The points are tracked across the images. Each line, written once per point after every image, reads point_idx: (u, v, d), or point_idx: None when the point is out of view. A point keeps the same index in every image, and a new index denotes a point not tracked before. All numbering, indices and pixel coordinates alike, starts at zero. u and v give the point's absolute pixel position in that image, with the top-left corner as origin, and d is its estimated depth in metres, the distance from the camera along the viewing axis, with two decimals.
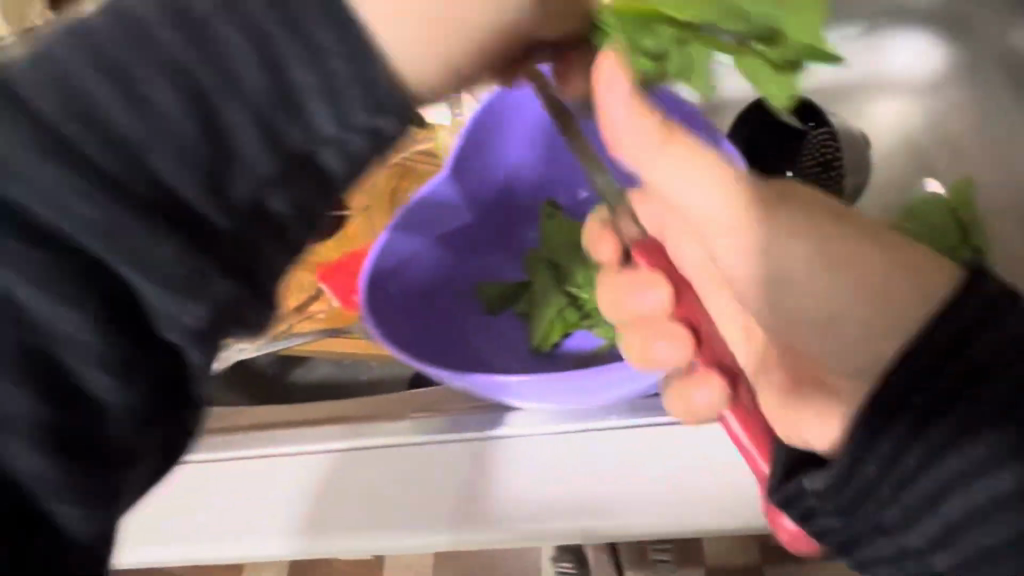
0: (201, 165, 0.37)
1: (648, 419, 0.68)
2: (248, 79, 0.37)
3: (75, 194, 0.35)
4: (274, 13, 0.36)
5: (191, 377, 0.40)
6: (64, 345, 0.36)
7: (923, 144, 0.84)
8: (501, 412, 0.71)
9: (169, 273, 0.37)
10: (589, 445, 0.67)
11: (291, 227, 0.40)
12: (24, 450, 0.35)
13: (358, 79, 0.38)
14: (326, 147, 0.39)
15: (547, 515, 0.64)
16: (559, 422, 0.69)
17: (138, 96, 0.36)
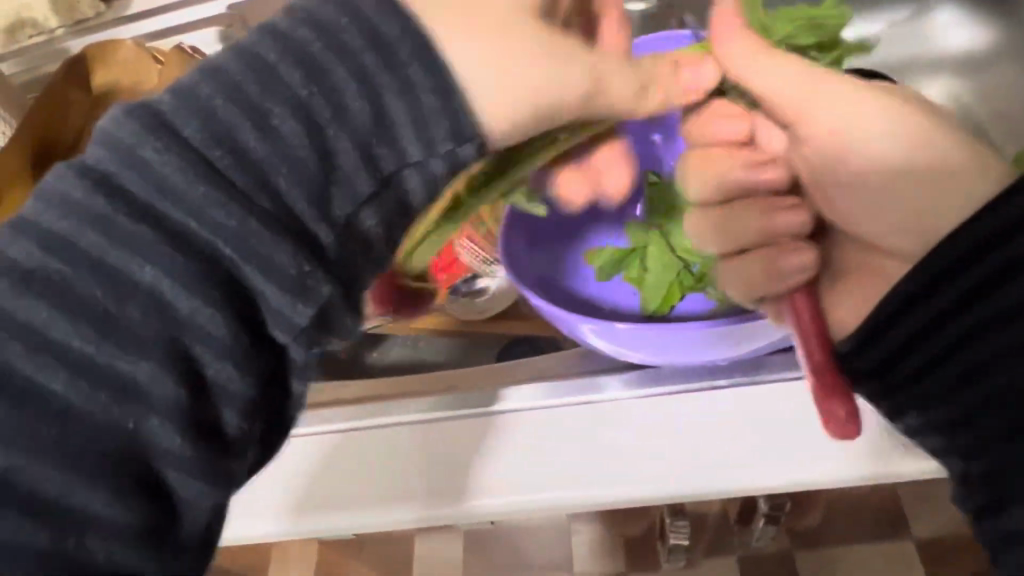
0: (316, 187, 0.38)
1: (753, 379, 0.55)
2: (356, 109, 0.38)
3: (218, 201, 0.36)
4: (375, 50, 0.38)
5: (293, 373, 0.40)
6: (191, 333, 0.36)
7: (979, 118, 0.77)
8: (554, 381, 0.59)
9: (282, 271, 0.37)
10: (632, 416, 0.55)
11: (376, 241, 0.41)
12: (167, 431, 0.35)
13: (440, 112, 0.39)
14: (411, 171, 0.40)
15: (556, 488, 0.54)
16: (631, 386, 0.57)
17: (265, 121, 0.37)
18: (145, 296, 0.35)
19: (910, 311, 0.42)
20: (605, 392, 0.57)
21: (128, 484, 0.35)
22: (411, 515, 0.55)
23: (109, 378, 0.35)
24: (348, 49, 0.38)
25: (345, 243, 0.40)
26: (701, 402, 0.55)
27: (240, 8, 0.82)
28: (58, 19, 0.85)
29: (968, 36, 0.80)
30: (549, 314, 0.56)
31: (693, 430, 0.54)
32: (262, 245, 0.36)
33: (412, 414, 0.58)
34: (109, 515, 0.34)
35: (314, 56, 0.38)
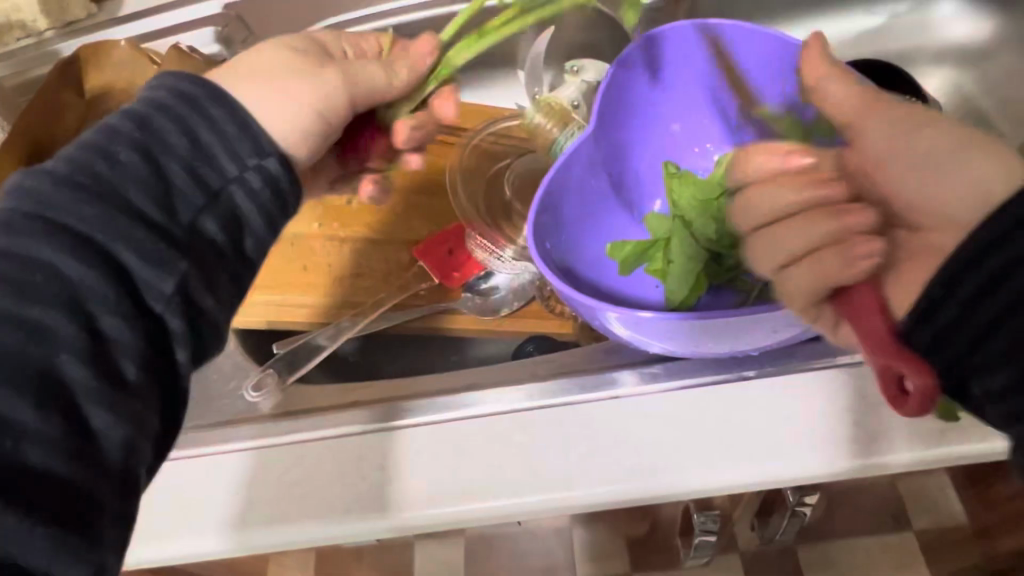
0: (158, 194, 0.43)
1: (774, 371, 0.52)
2: (178, 143, 0.44)
3: (85, 202, 0.40)
4: (184, 104, 0.45)
5: (175, 340, 0.42)
6: (83, 288, 0.39)
7: (984, 109, 0.77)
8: (570, 376, 0.55)
9: (143, 248, 0.41)
10: (635, 413, 0.52)
11: (225, 247, 0.45)
12: (71, 357, 0.38)
13: (240, 134, 0.45)
14: (236, 185, 0.45)
15: (550, 487, 0.50)
16: (649, 382, 0.53)
17: (113, 158, 0.42)
18: (48, 270, 0.39)
19: (950, 291, 0.38)
20: (620, 387, 0.53)
21: (50, 404, 0.37)
22: (388, 525, 0.51)
23: (22, 323, 0.38)
24: (164, 104, 0.44)
25: (196, 245, 0.43)
26: (708, 397, 0.52)
27: (237, 7, 0.81)
28: (48, 21, 0.83)
29: (970, 30, 0.81)
30: (574, 303, 0.53)
31: (690, 424, 0.51)
32: (132, 232, 0.41)
33: (367, 424, 0.54)
34: (36, 419, 0.37)
35: (146, 112, 0.44)
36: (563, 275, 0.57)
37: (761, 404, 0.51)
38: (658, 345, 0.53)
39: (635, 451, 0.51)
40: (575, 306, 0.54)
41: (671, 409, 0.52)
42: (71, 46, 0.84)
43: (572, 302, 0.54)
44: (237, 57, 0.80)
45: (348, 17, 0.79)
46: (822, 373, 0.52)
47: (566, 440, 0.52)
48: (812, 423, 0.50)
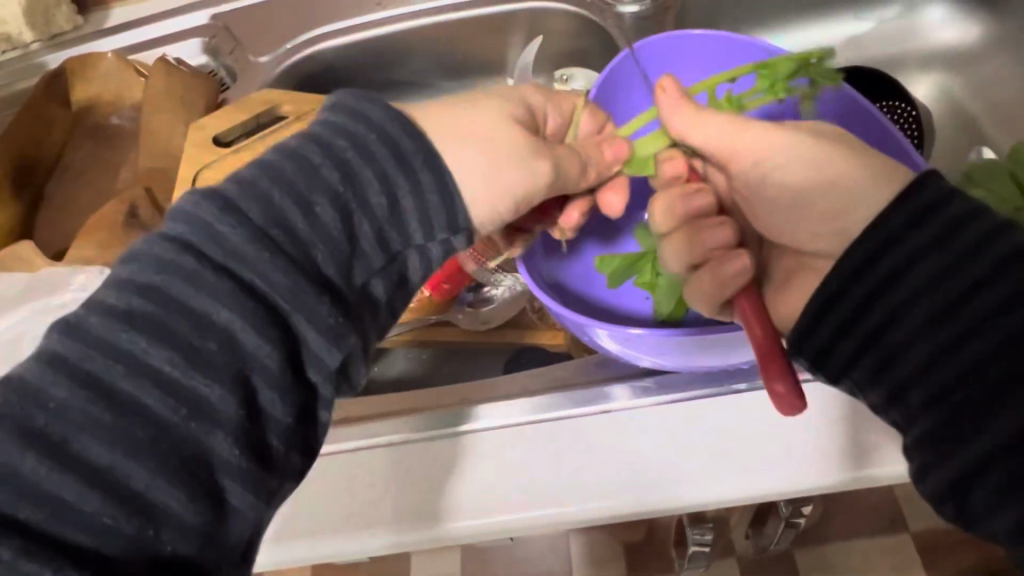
0: (340, 256, 0.41)
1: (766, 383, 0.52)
2: (373, 202, 0.42)
3: (277, 265, 0.39)
4: (393, 159, 0.43)
5: (321, 408, 0.41)
6: (252, 361, 0.38)
7: (972, 113, 0.77)
8: (564, 390, 0.55)
9: (321, 322, 0.39)
10: (631, 426, 0.52)
11: (379, 311, 0.44)
12: (226, 437, 0.36)
13: (441, 205, 0.44)
14: (412, 252, 0.44)
15: (540, 502, 0.50)
16: (640, 396, 0.53)
17: (308, 206, 0.40)
18: (221, 336, 0.37)
19: (831, 308, 0.43)
20: (614, 401, 0.53)
21: (200, 491, 0.35)
22: (384, 542, 0.50)
23: (185, 393, 0.36)
24: (372, 152, 0.42)
25: (357, 313, 0.42)
26: (701, 410, 0.52)
27: (226, 18, 0.80)
28: (35, 34, 0.82)
29: (959, 34, 0.81)
30: (564, 320, 0.53)
31: (683, 438, 0.51)
32: (317, 304, 0.39)
33: (438, 428, 0.53)
34: (181, 509, 0.34)
35: (349, 156, 0.42)
36: (552, 290, 0.57)
37: (754, 418, 0.51)
38: (646, 360, 0.52)
39: (633, 464, 0.50)
40: (564, 323, 0.54)
41: (667, 422, 0.52)
42: (58, 58, 0.83)
43: (560, 318, 0.53)
44: (225, 69, 0.79)
45: (335, 26, 0.78)
46: (806, 383, 0.52)
47: (557, 455, 0.51)
48: (807, 434, 0.50)
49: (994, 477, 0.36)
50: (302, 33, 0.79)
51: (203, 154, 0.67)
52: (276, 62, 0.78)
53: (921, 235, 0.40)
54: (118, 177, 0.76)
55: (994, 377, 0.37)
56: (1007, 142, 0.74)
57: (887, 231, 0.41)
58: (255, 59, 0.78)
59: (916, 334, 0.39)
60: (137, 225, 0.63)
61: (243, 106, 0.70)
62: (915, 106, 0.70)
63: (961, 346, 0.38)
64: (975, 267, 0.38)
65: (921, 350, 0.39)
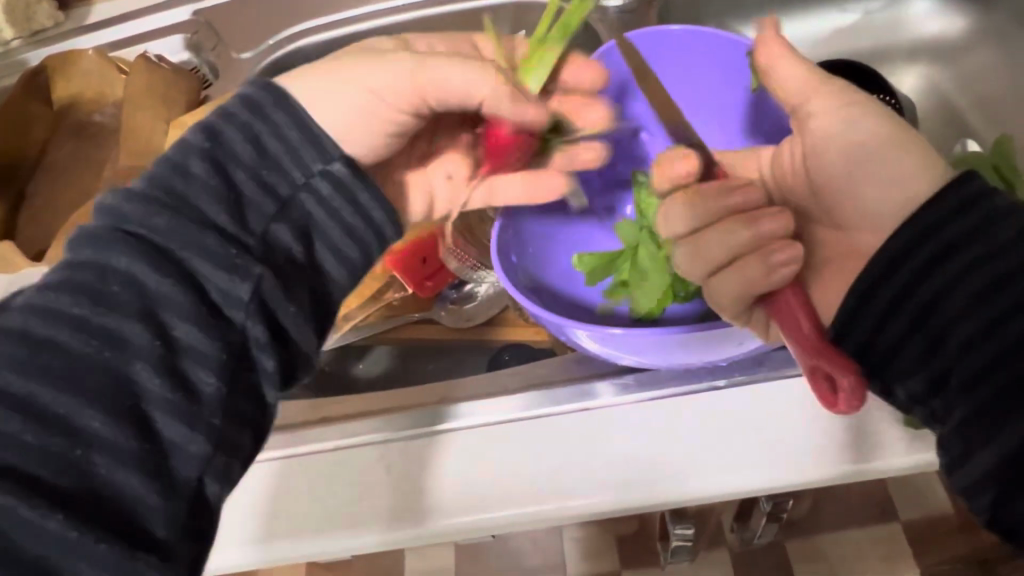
0: (229, 202, 0.41)
1: (749, 379, 0.52)
2: (241, 149, 0.43)
3: (158, 210, 0.40)
4: (247, 111, 0.44)
5: (258, 349, 0.40)
6: (158, 299, 0.38)
7: (956, 106, 0.77)
8: (548, 389, 0.54)
9: (211, 253, 0.40)
10: (617, 422, 0.52)
11: (300, 255, 0.44)
12: (146, 369, 0.37)
13: (305, 136, 0.44)
14: (307, 191, 0.44)
15: (522, 501, 0.50)
16: (624, 393, 0.53)
17: (183, 167, 0.42)
18: (123, 279, 0.38)
19: (874, 294, 0.42)
20: (597, 398, 0.53)
21: (124, 416, 0.36)
22: (372, 540, 0.50)
23: (97, 331, 0.37)
24: (233, 113, 0.44)
25: (271, 254, 0.42)
26: (684, 405, 0.52)
27: (207, 14, 0.80)
28: (14, 30, 0.82)
29: (944, 26, 0.81)
30: (544, 321, 0.52)
31: (666, 435, 0.51)
32: (202, 239, 0.40)
33: (416, 427, 0.53)
34: (105, 434, 0.35)
35: (213, 120, 0.44)
36: (533, 293, 0.57)
37: (738, 416, 0.51)
38: (629, 358, 0.52)
39: (620, 458, 0.50)
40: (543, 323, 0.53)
41: (655, 418, 0.52)
42: (38, 56, 0.82)
43: (541, 319, 0.53)
44: (207, 65, 0.78)
45: (317, 22, 0.78)
46: (787, 379, 0.52)
47: (539, 453, 0.51)
48: (793, 427, 0.50)
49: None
50: (285, 30, 0.78)
51: None
52: (258, 58, 0.77)
53: (955, 222, 0.41)
54: (100, 175, 0.75)
55: None
56: (992, 134, 0.74)
57: (922, 219, 0.42)
58: (237, 55, 0.77)
59: (953, 321, 0.40)
60: None
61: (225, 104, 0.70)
62: (898, 99, 0.69)
63: (994, 332, 0.38)
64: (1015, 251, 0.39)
65: (968, 332, 0.39)
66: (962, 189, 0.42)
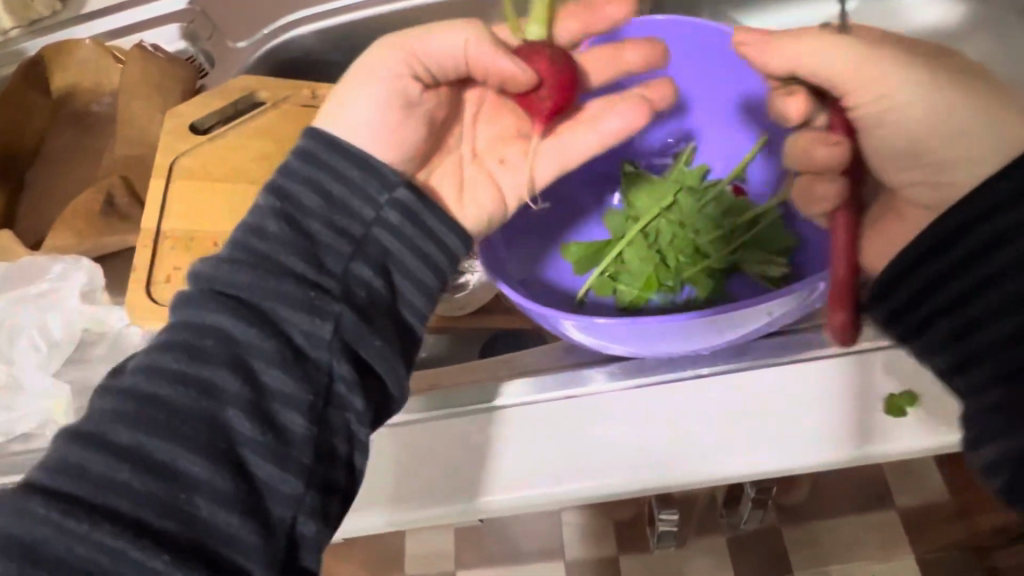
0: (306, 250, 0.42)
1: (738, 367, 0.52)
2: (311, 196, 0.44)
3: (243, 266, 0.41)
4: (310, 160, 0.45)
5: (346, 387, 0.41)
6: (248, 348, 0.39)
7: None
8: (541, 376, 0.55)
9: (294, 297, 0.40)
10: (615, 408, 0.52)
11: (380, 291, 0.44)
12: (238, 414, 0.38)
13: (368, 174, 0.45)
14: (378, 226, 0.45)
15: (523, 484, 0.51)
16: (615, 379, 0.53)
17: (259, 221, 0.43)
18: (215, 335, 0.39)
19: (920, 264, 0.45)
20: (587, 384, 0.53)
21: (222, 462, 0.37)
22: (382, 520, 0.51)
23: (194, 383, 0.38)
24: (295, 167, 0.45)
25: (352, 294, 0.42)
26: (678, 390, 0.52)
27: (203, 2, 0.80)
28: (12, 19, 0.82)
29: (943, 15, 0.80)
30: (527, 310, 0.51)
31: (663, 421, 0.51)
32: (285, 286, 0.41)
33: (428, 411, 0.54)
34: (207, 479, 0.36)
35: (279, 175, 0.45)
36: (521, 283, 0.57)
37: (736, 403, 0.51)
38: (616, 347, 0.52)
39: (624, 445, 0.51)
40: (529, 313, 0.53)
41: (651, 404, 0.52)
42: (37, 45, 0.83)
43: (525, 310, 0.52)
44: (204, 54, 0.79)
45: (309, 10, 0.77)
46: (777, 365, 0.52)
47: (541, 438, 0.52)
48: (795, 413, 0.50)
49: None
50: (279, 18, 0.77)
51: (180, 142, 0.67)
52: (253, 48, 0.77)
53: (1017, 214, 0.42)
54: (97, 166, 0.75)
55: None
56: None
57: (993, 199, 0.42)
58: (233, 44, 0.78)
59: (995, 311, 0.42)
60: (115, 212, 0.63)
61: (221, 94, 0.70)
62: None
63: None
64: None
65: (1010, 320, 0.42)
66: None
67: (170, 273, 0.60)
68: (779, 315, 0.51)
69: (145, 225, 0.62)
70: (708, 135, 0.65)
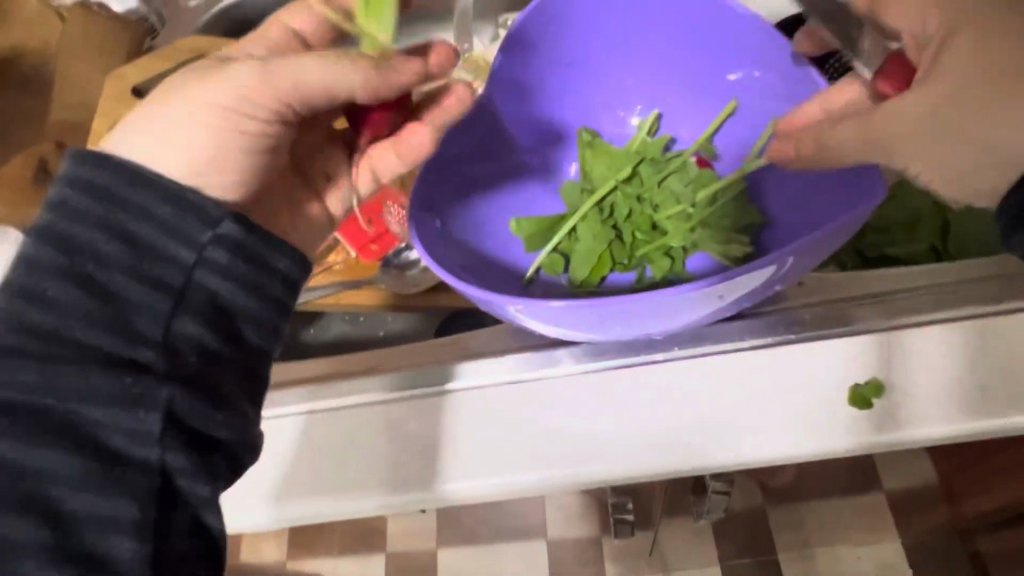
0: (113, 321, 0.36)
1: (706, 348, 0.49)
2: (111, 250, 0.37)
3: (25, 367, 0.34)
4: (99, 202, 0.38)
5: (182, 478, 0.35)
6: (36, 475, 0.33)
7: None
8: (495, 357, 0.52)
9: (99, 389, 0.34)
10: (582, 393, 0.49)
11: (214, 346, 0.38)
12: (39, 564, 0.31)
13: (180, 211, 0.39)
14: (202, 270, 0.39)
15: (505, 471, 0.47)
16: (576, 363, 0.50)
17: (42, 295, 0.36)
18: None
19: None
20: (550, 367, 0.50)
21: None
22: (373, 503, 0.48)
23: None
24: (79, 210, 0.37)
25: (175, 361, 0.37)
26: (646, 374, 0.49)
27: None
28: None
29: None
30: (473, 295, 0.47)
31: (638, 406, 0.48)
32: (81, 380, 0.34)
33: (402, 389, 0.51)
34: None
35: (57, 224, 0.37)
36: (468, 262, 0.53)
37: (713, 385, 0.48)
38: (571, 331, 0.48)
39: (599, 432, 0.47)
40: (474, 299, 0.48)
41: (621, 388, 0.49)
42: None
43: (470, 296, 0.48)
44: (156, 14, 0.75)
45: None
46: (746, 348, 0.49)
47: (517, 425, 0.49)
48: (777, 396, 0.47)
49: None
50: None
51: (117, 107, 0.63)
52: (205, 7, 0.73)
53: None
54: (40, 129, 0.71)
55: None
56: None
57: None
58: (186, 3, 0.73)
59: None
60: (49, 180, 0.62)
61: (165, 55, 0.66)
62: None
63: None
64: None
65: None
66: None
67: None
68: (742, 294, 0.47)
69: None
70: (676, 103, 0.61)
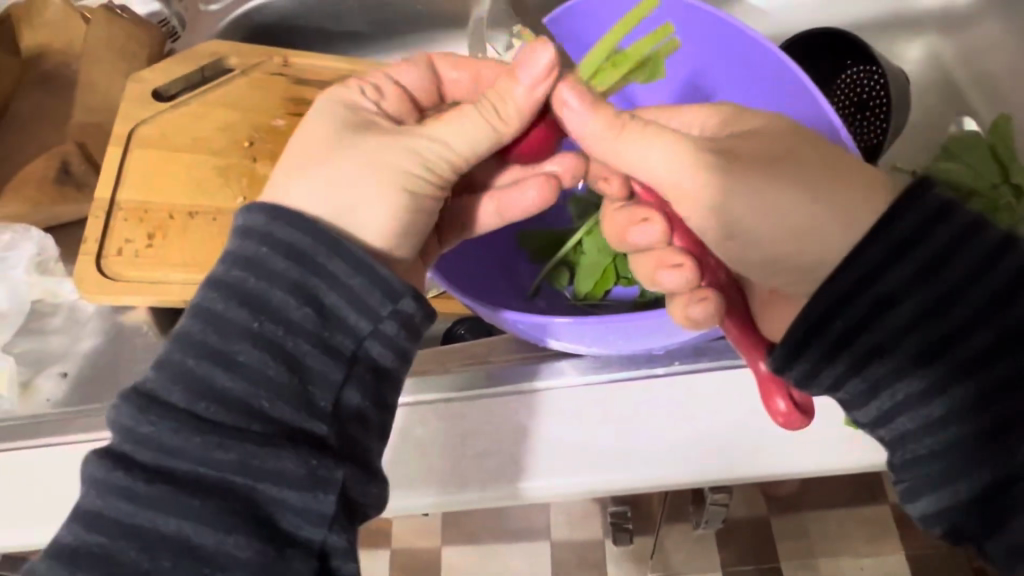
0: (298, 396, 0.35)
1: (714, 361, 0.50)
2: (297, 316, 0.36)
3: (217, 444, 0.33)
4: (293, 266, 0.36)
5: (340, 557, 0.35)
6: (217, 555, 0.32)
7: (957, 83, 0.66)
8: (504, 368, 0.52)
9: (293, 473, 0.34)
10: (609, 405, 0.50)
11: (373, 418, 0.38)
12: None
13: (369, 282, 0.37)
14: (372, 340, 0.37)
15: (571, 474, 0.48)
16: (588, 374, 0.51)
17: (231, 360, 0.35)
18: (174, 547, 0.32)
19: (829, 319, 0.37)
20: (560, 376, 0.51)
21: None
22: (427, 501, 0.48)
23: None
24: (273, 268, 0.36)
25: (343, 434, 0.36)
26: (654, 386, 0.50)
27: None
28: None
29: None
30: (503, 315, 0.47)
31: (653, 420, 0.49)
32: (267, 463, 0.34)
33: (466, 388, 0.51)
34: None
35: (247, 280, 0.36)
36: (468, 279, 0.54)
37: (711, 400, 0.49)
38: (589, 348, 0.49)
39: (636, 449, 0.48)
40: (497, 318, 0.48)
41: (643, 403, 0.49)
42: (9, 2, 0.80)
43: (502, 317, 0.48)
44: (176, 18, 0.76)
45: None
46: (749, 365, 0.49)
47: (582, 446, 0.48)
48: None
49: (937, 469, 0.35)
50: None
51: (136, 110, 0.64)
52: (223, 11, 0.75)
53: (942, 230, 0.35)
54: (60, 128, 0.72)
55: (990, 416, 0.34)
56: (993, 116, 0.62)
57: (902, 232, 0.35)
58: (205, 8, 0.76)
59: (923, 357, 0.35)
60: (70, 181, 0.64)
61: (184, 59, 0.67)
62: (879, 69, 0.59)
63: (994, 362, 0.34)
64: (970, 294, 0.34)
65: (908, 385, 0.36)
66: (910, 214, 0.35)
67: (121, 246, 0.59)
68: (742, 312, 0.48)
69: (100, 197, 0.60)
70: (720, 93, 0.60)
